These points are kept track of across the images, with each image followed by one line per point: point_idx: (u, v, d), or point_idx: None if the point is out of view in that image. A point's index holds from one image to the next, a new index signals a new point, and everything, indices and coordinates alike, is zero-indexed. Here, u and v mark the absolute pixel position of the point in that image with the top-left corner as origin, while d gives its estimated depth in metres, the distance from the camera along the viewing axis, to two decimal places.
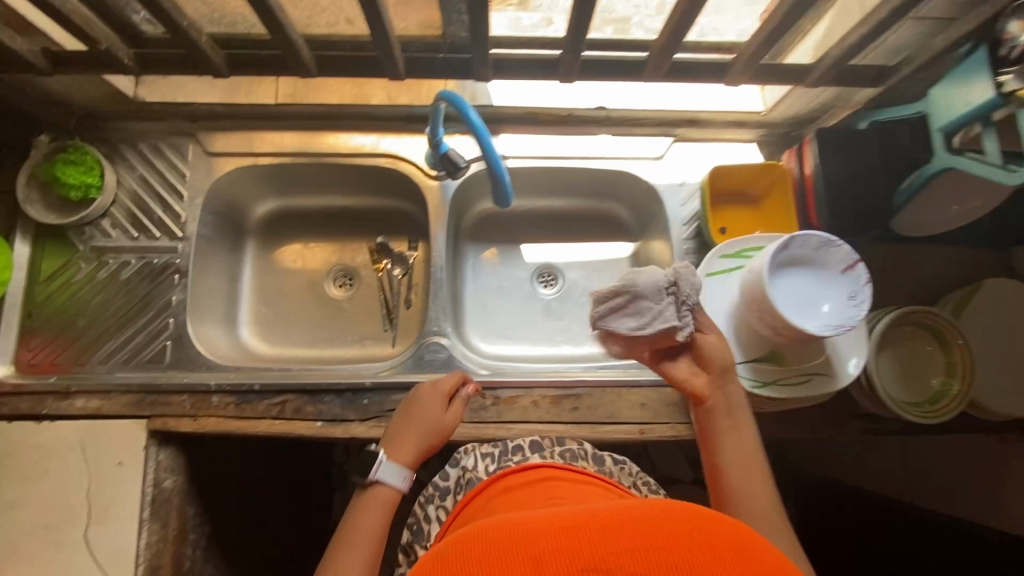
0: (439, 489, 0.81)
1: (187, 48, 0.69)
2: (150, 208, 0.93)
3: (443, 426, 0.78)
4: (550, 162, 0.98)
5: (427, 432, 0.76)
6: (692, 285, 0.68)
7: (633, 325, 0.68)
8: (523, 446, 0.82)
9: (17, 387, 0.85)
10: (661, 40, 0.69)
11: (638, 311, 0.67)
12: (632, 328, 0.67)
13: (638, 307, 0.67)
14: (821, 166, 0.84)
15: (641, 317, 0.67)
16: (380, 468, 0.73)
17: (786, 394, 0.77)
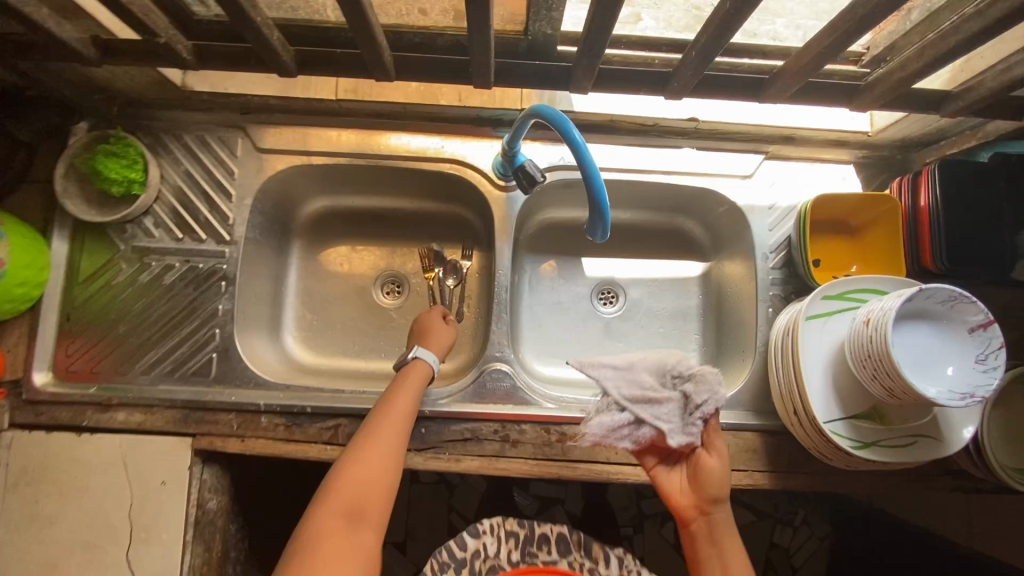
0: (455, 559, 0.73)
1: (255, 43, 0.61)
2: (195, 207, 0.86)
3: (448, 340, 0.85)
4: (630, 176, 0.89)
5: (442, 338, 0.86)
6: (715, 391, 0.66)
7: (629, 394, 0.68)
8: (549, 536, 0.77)
9: (56, 396, 0.80)
10: (797, 59, 0.60)
11: (642, 378, 0.69)
12: (627, 395, 0.68)
13: (646, 376, 0.69)
14: (941, 201, 0.76)
15: (646, 386, 0.69)
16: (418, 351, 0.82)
17: (890, 458, 0.71)
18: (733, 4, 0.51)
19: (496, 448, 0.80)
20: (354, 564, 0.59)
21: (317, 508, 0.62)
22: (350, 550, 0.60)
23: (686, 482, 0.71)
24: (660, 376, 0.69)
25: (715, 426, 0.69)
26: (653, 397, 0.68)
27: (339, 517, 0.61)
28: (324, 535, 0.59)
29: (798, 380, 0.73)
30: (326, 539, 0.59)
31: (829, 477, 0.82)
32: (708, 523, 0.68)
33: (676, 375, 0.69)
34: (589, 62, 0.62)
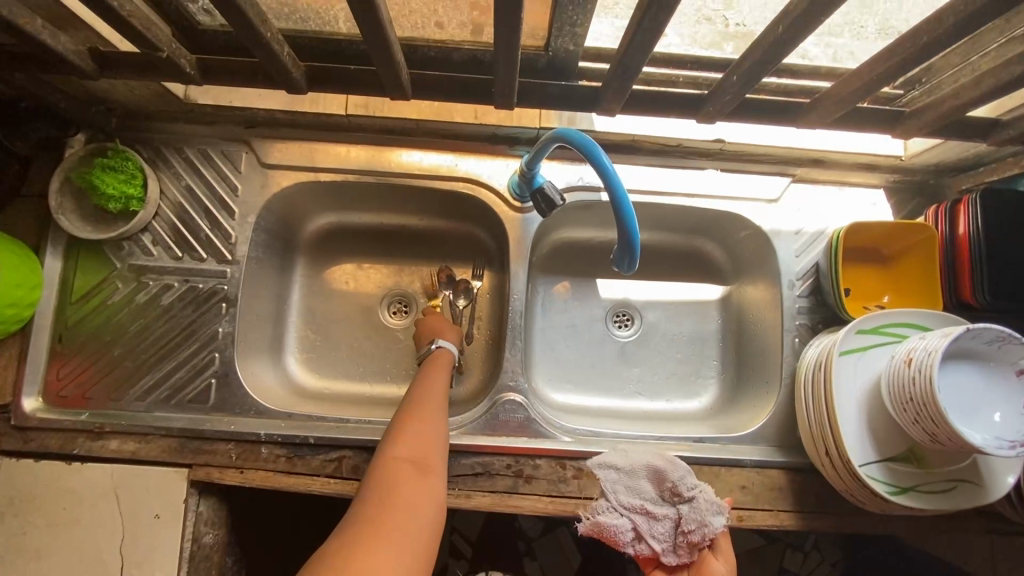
0: None
1: (263, 58, 0.58)
2: (196, 224, 0.82)
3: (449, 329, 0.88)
4: (651, 198, 0.85)
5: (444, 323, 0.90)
6: (710, 516, 0.65)
7: (625, 504, 0.68)
8: None
9: (45, 423, 0.76)
10: (842, 84, 0.57)
11: (640, 490, 0.68)
12: (624, 503, 0.67)
13: (642, 487, 0.68)
14: (983, 233, 0.72)
15: (642, 499, 0.68)
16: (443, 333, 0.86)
17: (929, 505, 0.66)
18: (786, 29, 0.48)
19: (508, 484, 0.76)
20: (429, 502, 0.60)
21: (386, 455, 0.64)
22: (422, 491, 0.60)
23: None
24: (659, 491, 0.68)
25: (720, 551, 0.66)
26: (652, 513, 0.66)
27: (404, 461, 0.63)
28: (394, 478, 0.61)
29: (830, 419, 0.69)
30: (396, 484, 0.60)
31: (857, 517, 0.78)
32: None
33: (672, 493, 0.67)
34: (621, 83, 0.58)
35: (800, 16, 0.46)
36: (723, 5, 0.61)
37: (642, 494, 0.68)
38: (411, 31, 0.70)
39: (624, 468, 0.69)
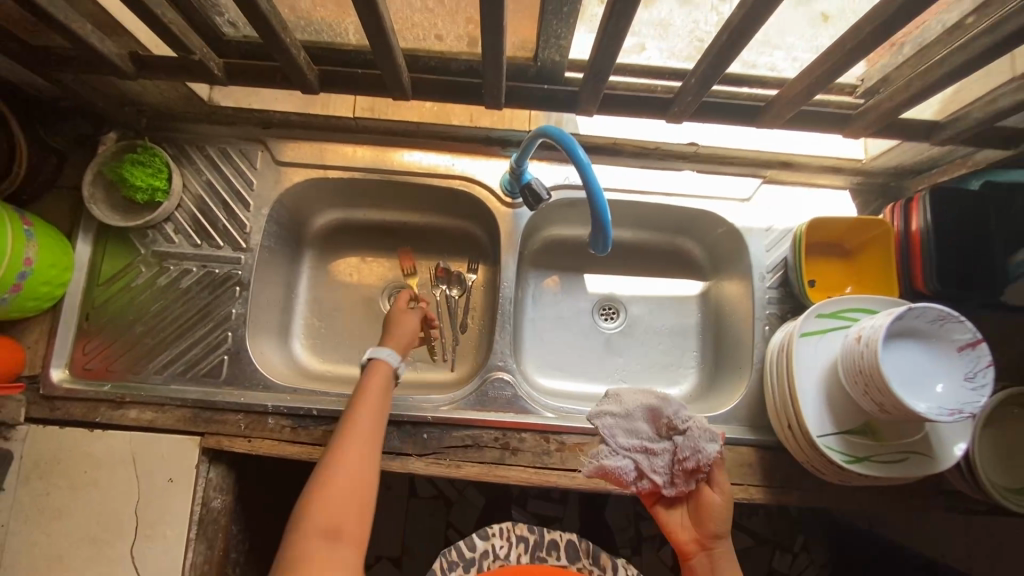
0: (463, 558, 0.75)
1: (282, 62, 0.66)
2: (214, 215, 0.90)
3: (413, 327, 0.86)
4: (632, 197, 0.93)
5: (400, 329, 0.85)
6: (703, 442, 0.67)
7: (626, 445, 0.71)
8: (558, 545, 0.77)
9: (71, 392, 0.83)
10: (790, 88, 0.64)
11: (637, 430, 0.71)
12: (625, 444, 0.70)
13: (639, 426, 0.71)
14: (931, 226, 0.79)
15: (641, 438, 0.70)
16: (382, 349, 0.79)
17: (882, 473, 0.72)
18: (730, 36, 0.55)
19: (495, 455, 0.82)
20: None
21: (300, 522, 0.61)
22: (335, 567, 0.58)
23: (687, 518, 0.69)
24: (655, 427, 0.70)
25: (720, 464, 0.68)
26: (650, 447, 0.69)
27: (318, 542, 0.59)
28: (304, 558, 0.58)
29: (792, 394, 0.75)
30: (302, 561, 0.58)
31: (822, 493, 0.83)
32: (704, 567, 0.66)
33: (668, 428, 0.69)
34: (595, 84, 0.66)
35: (744, 23, 0.53)
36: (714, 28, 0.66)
37: (640, 434, 0.71)
38: (415, 42, 0.78)
39: (620, 410, 0.72)
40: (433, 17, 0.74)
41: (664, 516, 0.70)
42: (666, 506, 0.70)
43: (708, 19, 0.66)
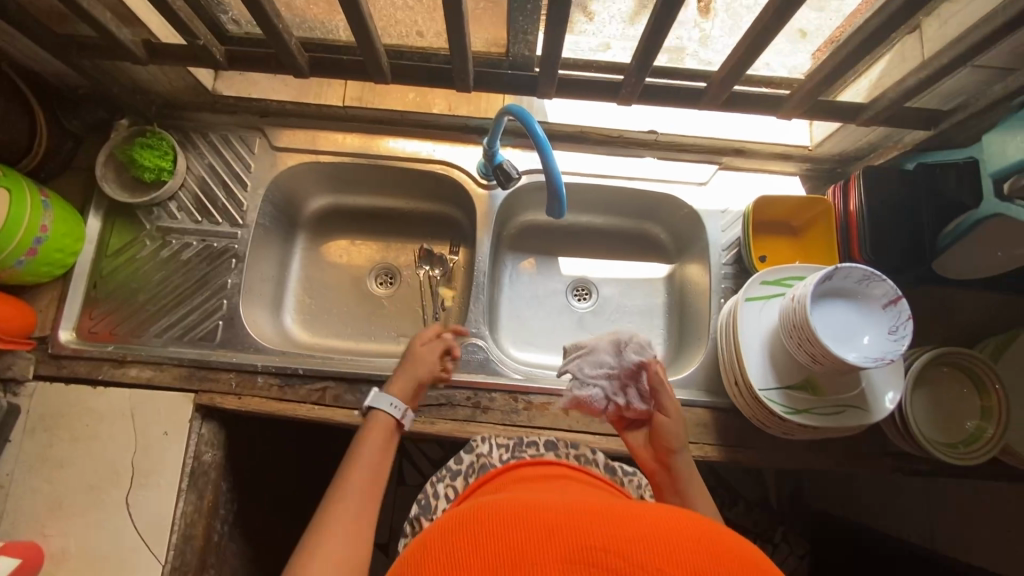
0: (452, 471, 0.81)
1: (276, 48, 0.75)
2: (214, 194, 0.98)
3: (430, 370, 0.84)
4: (598, 180, 1.01)
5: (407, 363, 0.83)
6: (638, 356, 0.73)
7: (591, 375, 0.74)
8: (538, 443, 0.84)
9: (77, 352, 0.89)
10: (723, 70, 0.73)
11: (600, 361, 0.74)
12: (591, 375, 0.74)
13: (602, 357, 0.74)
14: (866, 203, 0.86)
15: (605, 367, 0.74)
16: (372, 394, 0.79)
17: (820, 424, 0.78)
18: (657, 19, 0.64)
19: (467, 414, 0.88)
20: None
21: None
22: None
23: (647, 441, 0.73)
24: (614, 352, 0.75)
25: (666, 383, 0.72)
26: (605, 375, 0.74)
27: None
28: None
29: (737, 353, 0.81)
30: None
31: (774, 452, 0.88)
32: (669, 484, 0.69)
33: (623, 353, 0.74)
34: (549, 68, 0.77)
35: (665, 10, 0.62)
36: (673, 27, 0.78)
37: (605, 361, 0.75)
38: (398, 39, 0.87)
39: (585, 348, 0.77)
40: (413, 14, 0.83)
41: (629, 441, 0.75)
42: (629, 431, 0.75)
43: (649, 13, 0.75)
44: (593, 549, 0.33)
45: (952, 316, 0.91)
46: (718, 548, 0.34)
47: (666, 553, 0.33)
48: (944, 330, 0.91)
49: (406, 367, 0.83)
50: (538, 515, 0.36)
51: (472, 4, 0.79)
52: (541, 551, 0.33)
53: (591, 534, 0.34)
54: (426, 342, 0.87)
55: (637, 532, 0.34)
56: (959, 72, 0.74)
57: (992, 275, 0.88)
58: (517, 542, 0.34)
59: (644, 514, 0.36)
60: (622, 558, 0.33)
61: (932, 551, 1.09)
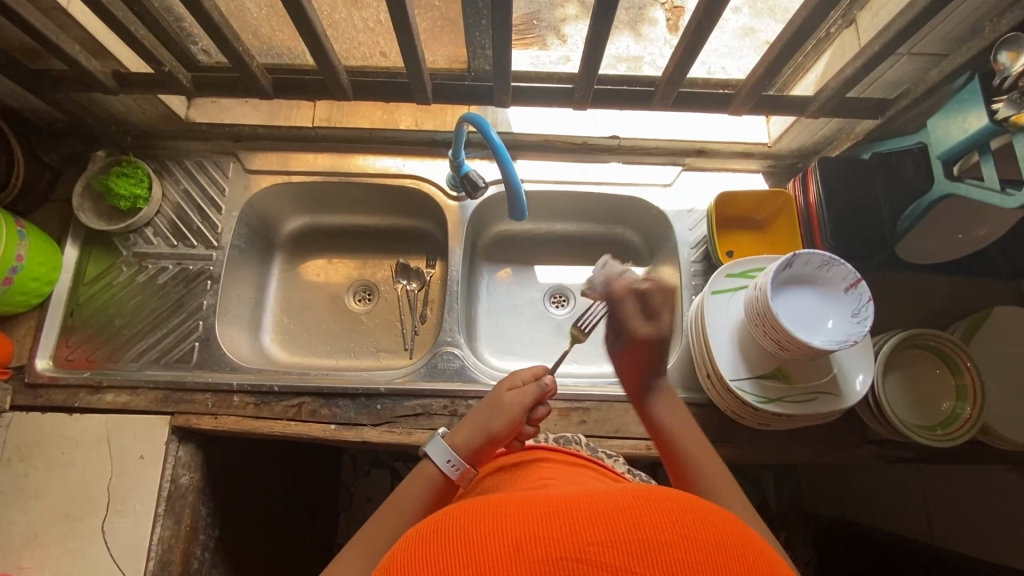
0: None
1: (240, 73, 0.78)
2: (189, 219, 1.00)
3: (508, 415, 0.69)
4: (564, 186, 1.03)
5: (487, 413, 0.69)
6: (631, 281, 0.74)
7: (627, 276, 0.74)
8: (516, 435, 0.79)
9: (53, 379, 0.90)
10: (668, 72, 0.76)
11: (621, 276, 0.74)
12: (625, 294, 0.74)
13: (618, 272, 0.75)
14: (824, 192, 0.87)
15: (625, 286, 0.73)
16: (432, 442, 0.67)
17: (794, 411, 0.78)
18: (596, 25, 0.67)
19: (444, 421, 0.88)
20: None
21: None
22: None
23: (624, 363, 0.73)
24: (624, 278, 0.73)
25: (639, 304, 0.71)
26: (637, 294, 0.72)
27: None
28: None
29: (707, 345, 0.82)
30: None
31: (756, 447, 0.87)
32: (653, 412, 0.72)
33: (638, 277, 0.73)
34: (502, 77, 0.80)
35: (599, 19, 0.66)
36: (621, 38, 0.83)
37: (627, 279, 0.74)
38: (362, 61, 0.90)
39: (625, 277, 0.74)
40: (374, 35, 0.86)
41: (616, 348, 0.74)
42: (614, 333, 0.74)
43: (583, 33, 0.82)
44: (562, 559, 0.32)
45: (923, 300, 0.91)
46: (692, 533, 0.33)
47: (637, 549, 0.32)
48: (916, 314, 0.91)
49: (484, 418, 0.69)
50: (504, 520, 0.35)
51: (429, 22, 0.82)
52: (507, 565, 0.32)
53: (559, 541, 0.33)
54: (515, 393, 0.71)
55: (606, 528, 0.33)
56: (898, 60, 0.77)
57: (952, 255, 0.89)
58: (482, 559, 0.33)
59: (612, 506, 0.35)
60: (592, 562, 0.32)
61: (930, 544, 1.07)
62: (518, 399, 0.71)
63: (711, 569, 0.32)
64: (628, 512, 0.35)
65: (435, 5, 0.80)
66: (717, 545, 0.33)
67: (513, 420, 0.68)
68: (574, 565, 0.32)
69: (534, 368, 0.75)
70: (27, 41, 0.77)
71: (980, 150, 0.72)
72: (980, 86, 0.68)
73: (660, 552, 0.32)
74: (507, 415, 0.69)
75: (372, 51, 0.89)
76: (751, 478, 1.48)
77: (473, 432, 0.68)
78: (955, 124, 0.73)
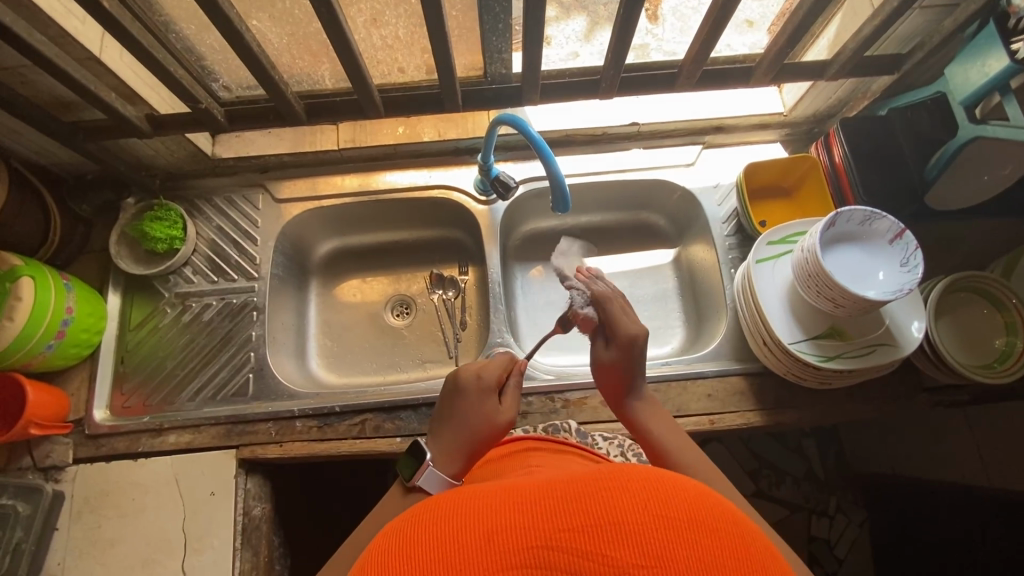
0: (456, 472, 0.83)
1: (276, 101, 0.80)
2: (226, 253, 1.01)
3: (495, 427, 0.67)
4: (592, 177, 1.04)
5: (473, 432, 0.66)
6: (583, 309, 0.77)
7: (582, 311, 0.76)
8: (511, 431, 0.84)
9: (114, 429, 0.90)
10: (692, 52, 0.78)
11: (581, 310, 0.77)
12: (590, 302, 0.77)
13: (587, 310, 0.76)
14: (851, 153, 0.90)
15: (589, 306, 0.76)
16: (425, 474, 0.63)
17: (855, 366, 0.79)
18: (624, 12, 0.69)
19: None
20: None
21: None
22: None
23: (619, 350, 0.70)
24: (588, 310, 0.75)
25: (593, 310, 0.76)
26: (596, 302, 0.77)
27: None
28: None
29: (760, 312, 0.83)
30: None
31: (817, 409, 0.88)
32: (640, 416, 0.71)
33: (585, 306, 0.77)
34: (529, 76, 0.81)
35: (628, 7, 0.68)
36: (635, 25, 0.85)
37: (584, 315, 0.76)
38: (382, 78, 0.92)
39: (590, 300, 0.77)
40: (394, 52, 0.88)
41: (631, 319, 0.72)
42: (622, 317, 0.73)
43: (567, 32, 0.85)
44: (535, 547, 0.34)
45: (956, 245, 0.93)
46: (666, 513, 0.34)
47: (606, 533, 0.33)
48: (953, 260, 0.93)
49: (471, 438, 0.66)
50: (478, 513, 0.37)
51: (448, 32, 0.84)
52: (477, 554, 0.34)
53: (530, 529, 0.34)
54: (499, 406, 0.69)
55: (576, 514, 0.35)
56: (909, 16, 0.80)
57: (980, 199, 0.91)
58: (455, 549, 0.35)
59: (589, 487, 0.36)
60: (563, 548, 0.33)
61: (991, 486, 1.08)
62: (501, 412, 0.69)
63: (680, 549, 0.33)
64: (599, 497, 0.35)
65: (454, 15, 0.81)
66: (687, 521, 0.34)
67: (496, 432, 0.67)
68: (544, 553, 0.33)
69: (498, 367, 0.73)
70: (63, 95, 0.79)
71: (1000, 91, 0.74)
72: (996, 29, 0.71)
73: (629, 533, 0.33)
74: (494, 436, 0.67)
75: (395, 68, 0.91)
76: (796, 447, 1.48)
77: (461, 453, 0.65)
78: (973, 68, 0.75)
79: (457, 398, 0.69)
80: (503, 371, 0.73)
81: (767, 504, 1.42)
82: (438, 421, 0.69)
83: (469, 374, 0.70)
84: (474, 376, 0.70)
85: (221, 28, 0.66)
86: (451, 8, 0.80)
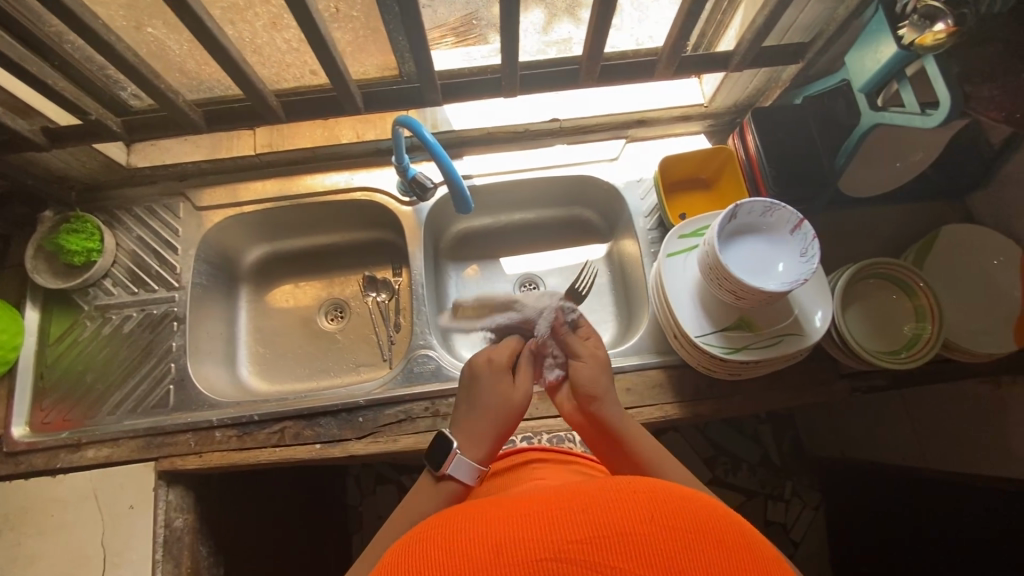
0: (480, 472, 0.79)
1: (169, 110, 0.79)
2: (147, 264, 1.00)
3: (515, 403, 0.71)
4: (514, 175, 1.04)
5: (496, 413, 0.69)
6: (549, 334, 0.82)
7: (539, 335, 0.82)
8: None
9: (32, 445, 0.89)
10: (587, 48, 0.77)
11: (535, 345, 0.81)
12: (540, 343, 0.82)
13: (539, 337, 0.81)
14: (762, 145, 0.90)
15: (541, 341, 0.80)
16: (455, 462, 0.64)
17: (760, 356, 0.79)
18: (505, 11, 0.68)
19: (428, 423, 0.89)
20: None
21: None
22: None
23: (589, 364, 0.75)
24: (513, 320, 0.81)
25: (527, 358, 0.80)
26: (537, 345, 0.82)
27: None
28: None
29: (669, 306, 0.83)
30: None
31: (735, 400, 0.89)
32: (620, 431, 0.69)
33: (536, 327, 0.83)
34: (428, 78, 0.81)
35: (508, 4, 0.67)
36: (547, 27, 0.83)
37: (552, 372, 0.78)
38: (295, 81, 0.91)
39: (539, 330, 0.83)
40: (300, 55, 0.86)
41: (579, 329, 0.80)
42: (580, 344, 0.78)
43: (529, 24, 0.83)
44: (546, 559, 0.36)
45: (873, 232, 0.93)
46: (674, 523, 0.37)
47: (615, 543, 0.36)
48: (869, 247, 0.93)
49: (495, 419, 0.69)
50: (487, 530, 0.39)
51: (353, 36, 0.83)
52: (489, 566, 0.36)
53: (540, 542, 0.36)
54: (519, 383, 0.73)
55: (588, 525, 0.37)
56: (806, 5, 0.80)
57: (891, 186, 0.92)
58: (471, 562, 0.37)
59: (595, 501, 0.39)
60: (575, 560, 0.35)
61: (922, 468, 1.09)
62: (521, 388, 0.73)
63: (686, 556, 0.36)
64: (611, 510, 0.38)
65: (354, 16, 0.79)
66: (693, 531, 0.37)
67: (518, 406, 0.71)
68: (555, 564, 0.35)
69: (507, 348, 0.76)
70: None
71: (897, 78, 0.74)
72: (883, 16, 0.70)
73: (638, 544, 0.36)
74: (513, 407, 0.71)
75: (300, 73, 0.90)
76: (750, 434, 1.48)
77: (486, 438, 0.68)
78: (867, 56, 0.75)
79: (474, 385, 0.72)
80: (513, 353, 0.76)
81: (724, 491, 1.43)
82: (460, 411, 0.72)
83: (479, 362, 0.75)
84: (486, 360, 0.74)
85: (92, 41, 0.65)
86: (350, 9, 0.78)
